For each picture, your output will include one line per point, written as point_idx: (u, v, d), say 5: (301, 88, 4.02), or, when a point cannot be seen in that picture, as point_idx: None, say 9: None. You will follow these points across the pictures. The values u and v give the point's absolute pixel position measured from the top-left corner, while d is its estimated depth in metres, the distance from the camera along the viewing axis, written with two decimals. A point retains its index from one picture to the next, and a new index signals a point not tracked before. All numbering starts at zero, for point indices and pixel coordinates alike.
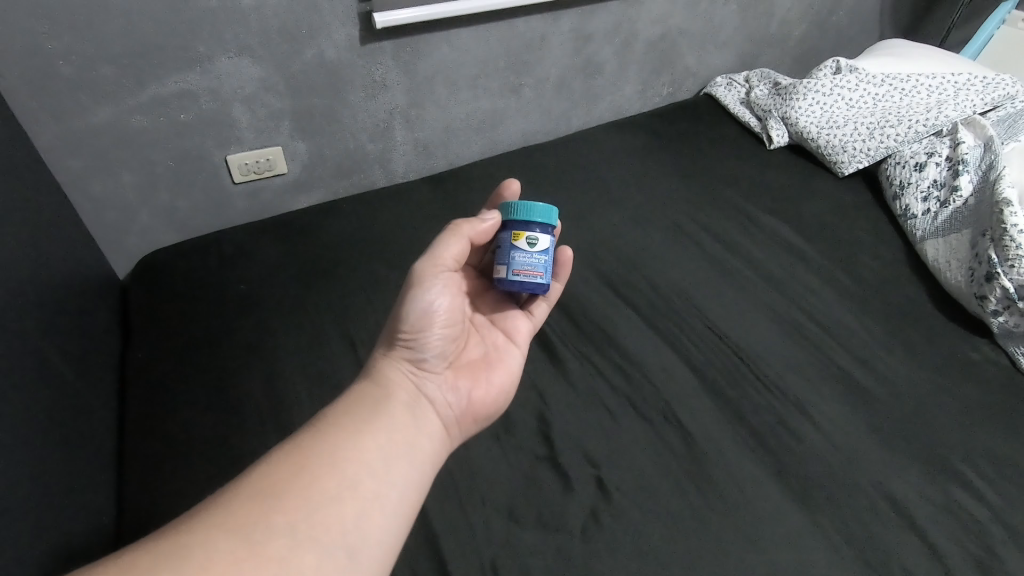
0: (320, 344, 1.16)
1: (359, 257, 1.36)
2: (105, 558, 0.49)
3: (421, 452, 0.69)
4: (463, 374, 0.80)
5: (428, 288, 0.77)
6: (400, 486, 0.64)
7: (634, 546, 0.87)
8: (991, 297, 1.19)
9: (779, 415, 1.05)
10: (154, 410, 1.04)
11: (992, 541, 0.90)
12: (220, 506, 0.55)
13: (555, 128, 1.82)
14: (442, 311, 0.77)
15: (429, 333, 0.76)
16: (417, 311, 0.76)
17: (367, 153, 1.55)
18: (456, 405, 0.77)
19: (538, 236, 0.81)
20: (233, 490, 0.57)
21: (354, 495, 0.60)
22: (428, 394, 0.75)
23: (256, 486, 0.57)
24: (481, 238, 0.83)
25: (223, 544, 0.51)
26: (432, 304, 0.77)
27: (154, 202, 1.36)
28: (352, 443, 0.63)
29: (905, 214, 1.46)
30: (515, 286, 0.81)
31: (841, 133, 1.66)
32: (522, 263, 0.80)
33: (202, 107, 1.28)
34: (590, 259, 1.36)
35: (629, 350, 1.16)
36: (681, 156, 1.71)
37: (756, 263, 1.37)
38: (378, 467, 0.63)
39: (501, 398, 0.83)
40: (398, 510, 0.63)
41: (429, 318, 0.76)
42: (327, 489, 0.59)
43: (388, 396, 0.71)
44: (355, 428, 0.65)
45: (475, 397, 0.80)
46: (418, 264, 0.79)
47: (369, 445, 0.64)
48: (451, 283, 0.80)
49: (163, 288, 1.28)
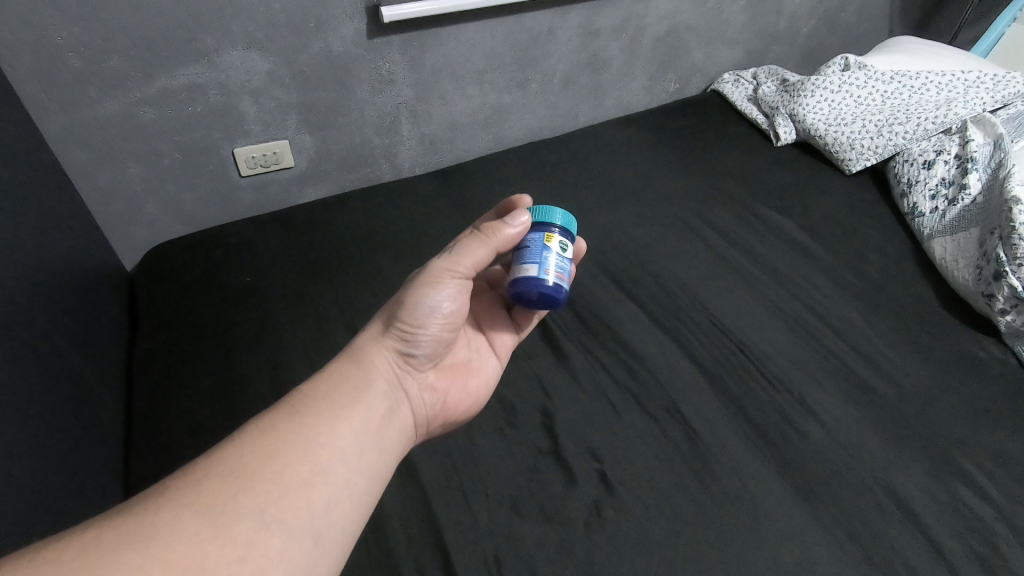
0: (325, 337, 1.16)
1: (365, 250, 1.36)
2: (68, 530, 0.48)
3: (391, 444, 0.69)
4: (443, 376, 0.82)
5: (440, 289, 0.75)
6: (368, 477, 0.64)
7: (637, 540, 0.87)
8: (998, 296, 1.18)
9: (783, 411, 1.05)
10: (162, 401, 1.05)
11: (996, 539, 0.90)
12: (188, 484, 0.54)
13: (561, 124, 1.81)
14: (446, 312, 0.76)
15: (426, 330, 0.75)
16: (422, 308, 0.74)
17: (374, 147, 1.56)
18: (431, 404, 0.78)
19: (567, 242, 0.80)
20: (202, 468, 0.56)
21: (326, 481, 0.59)
22: (407, 388, 0.74)
23: (227, 465, 0.56)
24: (505, 248, 0.79)
25: (189, 524, 0.50)
26: (438, 304, 0.75)
27: (161, 194, 1.37)
28: (329, 429, 0.63)
29: (913, 211, 1.45)
30: (542, 286, 0.76)
31: (849, 131, 1.65)
32: (557, 268, 0.78)
33: (210, 100, 1.28)
34: (595, 254, 1.36)
35: (633, 345, 1.16)
36: (687, 152, 1.71)
37: (762, 259, 1.37)
38: (351, 455, 0.63)
39: (473, 403, 0.86)
40: (364, 500, 0.63)
41: (430, 318, 0.75)
42: (300, 474, 0.58)
43: (371, 383, 0.70)
44: (333, 413, 0.64)
45: (449, 399, 0.82)
46: (436, 261, 0.76)
47: (345, 432, 0.64)
48: (463, 289, 0.78)
49: (171, 280, 1.29)
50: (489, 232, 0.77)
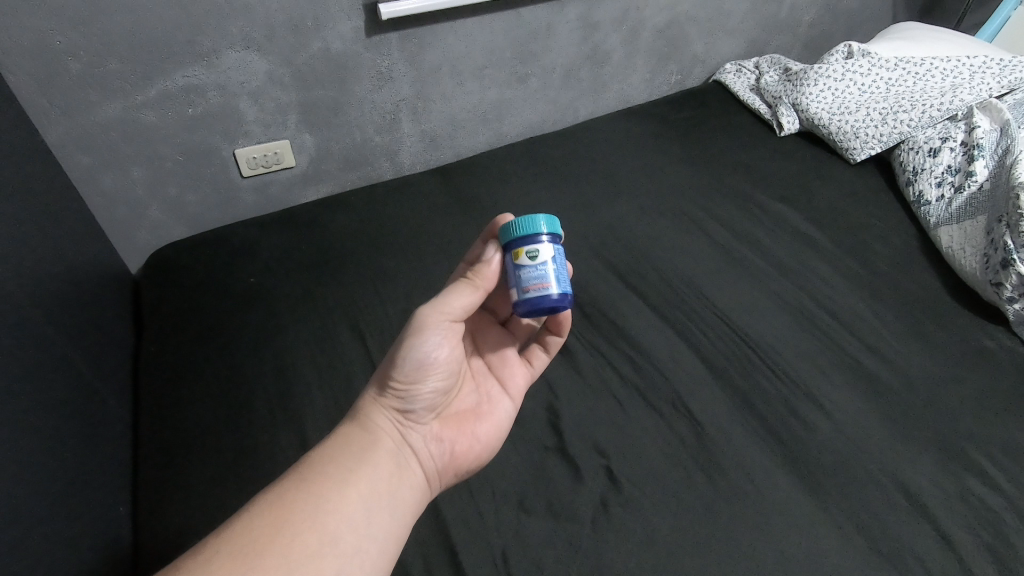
0: (329, 336, 1.16)
1: (367, 249, 1.36)
2: None
3: (402, 503, 0.69)
4: (449, 424, 0.80)
5: (428, 338, 0.75)
6: (379, 540, 0.64)
7: (644, 536, 0.87)
8: (1006, 285, 1.17)
9: (789, 403, 1.05)
10: (168, 405, 1.05)
11: (1006, 529, 0.89)
12: (199, 567, 0.55)
13: (562, 118, 1.80)
14: (439, 361, 0.75)
15: (423, 383, 0.75)
16: (413, 361, 0.74)
17: (375, 145, 1.55)
18: (440, 456, 0.77)
19: (537, 247, 0.75)
20: (211, 549, 0.57)
21: (333, 551, 0.60)
22: (411, 443, 0.74)
23: (232, 544, 0.57)
24: (488, 284, 0.79)
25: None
26: (429, 355, 0.75)
27: (163, 196, 1.37)
28: (334, 495, 0.63)
29: (918, 200, 1.44)
30: (530, 305, 0.75)
31: (853, 119, 1.64)
32: (533, 279, 0.75)
33: (209, 101, 1.28)
34: (599, 249, 1.35)
35: (638, 340, 1.15)
36: (690, 144, 1.69)
37: (767, 252, 1.36)
38: (357, 521, 0.63)
39: (488, 450, 0.82)
40: (376, 566, 0.63)
41: (423, 370, 0.74)
42: (307, 547, 0.59)
43: (372, 445, 0.70)
44: (337, 479, 0.65)
45: (459, 449, 0.79)
46: (422, 310, 0.75)
47: (350, 496, 0.64)
48: (452, 334, 0.77)
49: (175, 283, 1.29)
50: (477, 277, 0.78)
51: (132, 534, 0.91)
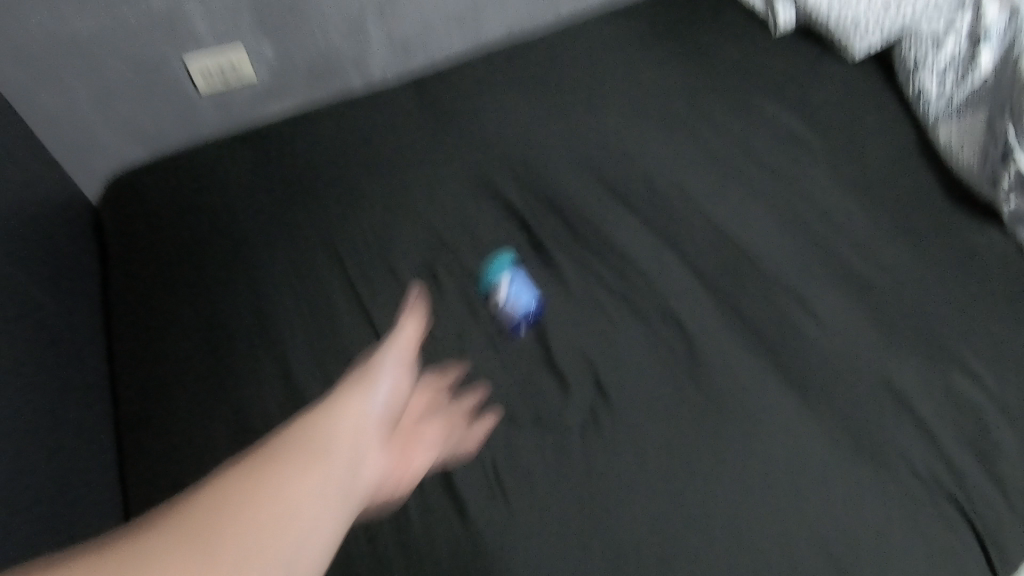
0: (304, 258, 1.11)
1: (339, 165, 1.28)
2: None
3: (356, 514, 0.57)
4: (396, 445, 0.69)
5: (381, 382, 0.64)
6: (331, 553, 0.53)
7: (633, 444, 0.88)
8: (1004, 180, 1.14)
9: (779, 310, 1.03)
10: (143, 337, 1.03)
11: (987, 423, 0.90)
12: None
13: (544, 17, 1.66)
14: (394, 398, 0.65)
15: (377, 392, 0.63)
16: (369, 400, 0.63)
17: (341, 53, 1.43)
18: (388, 473, 0.65)
19: None
20: (125, 556, 0.45)
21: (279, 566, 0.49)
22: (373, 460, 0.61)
23: (155, 556, 0.46)
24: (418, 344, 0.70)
25: (183, 555, 0.46)
26: (384, 390, 0.64)
27: (114, 116, 1.30)
28: (282, 495, 0.52)
29: (918, 97, 1.35)
30: None
31: (856, 7, 1.45)
32: None
33: (150, 5, 1.18)
34: (584, 159, 1.29)
35: (626, 251, 1.11)
36: (680, 42, 1.58)
37: (760, 156, 1.30)
38: (313, 531, 0.52)
39: (420, 475, 0.73)
40: None
41: (378, 393, 0.64)
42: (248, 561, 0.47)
43: (326, 448, 0.57)
44: (285, 480, 0.53)
45: (401, 469, 0.69)
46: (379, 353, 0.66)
47: (304, 500, 0.53)
48: (407, 379, 0.67)
49: (138, 210, 1.23)
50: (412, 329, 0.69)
51: (119, 464, 0.92)
